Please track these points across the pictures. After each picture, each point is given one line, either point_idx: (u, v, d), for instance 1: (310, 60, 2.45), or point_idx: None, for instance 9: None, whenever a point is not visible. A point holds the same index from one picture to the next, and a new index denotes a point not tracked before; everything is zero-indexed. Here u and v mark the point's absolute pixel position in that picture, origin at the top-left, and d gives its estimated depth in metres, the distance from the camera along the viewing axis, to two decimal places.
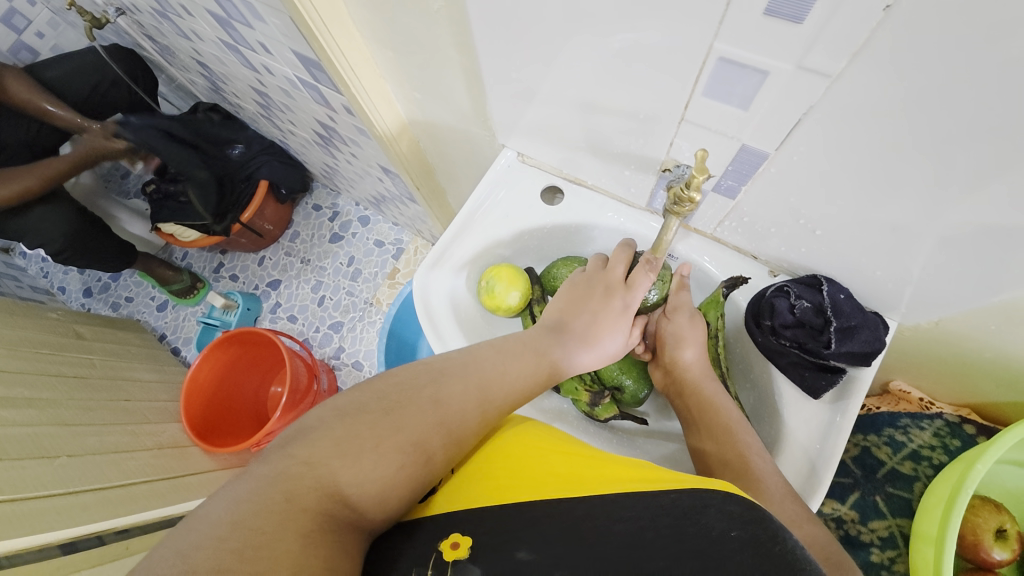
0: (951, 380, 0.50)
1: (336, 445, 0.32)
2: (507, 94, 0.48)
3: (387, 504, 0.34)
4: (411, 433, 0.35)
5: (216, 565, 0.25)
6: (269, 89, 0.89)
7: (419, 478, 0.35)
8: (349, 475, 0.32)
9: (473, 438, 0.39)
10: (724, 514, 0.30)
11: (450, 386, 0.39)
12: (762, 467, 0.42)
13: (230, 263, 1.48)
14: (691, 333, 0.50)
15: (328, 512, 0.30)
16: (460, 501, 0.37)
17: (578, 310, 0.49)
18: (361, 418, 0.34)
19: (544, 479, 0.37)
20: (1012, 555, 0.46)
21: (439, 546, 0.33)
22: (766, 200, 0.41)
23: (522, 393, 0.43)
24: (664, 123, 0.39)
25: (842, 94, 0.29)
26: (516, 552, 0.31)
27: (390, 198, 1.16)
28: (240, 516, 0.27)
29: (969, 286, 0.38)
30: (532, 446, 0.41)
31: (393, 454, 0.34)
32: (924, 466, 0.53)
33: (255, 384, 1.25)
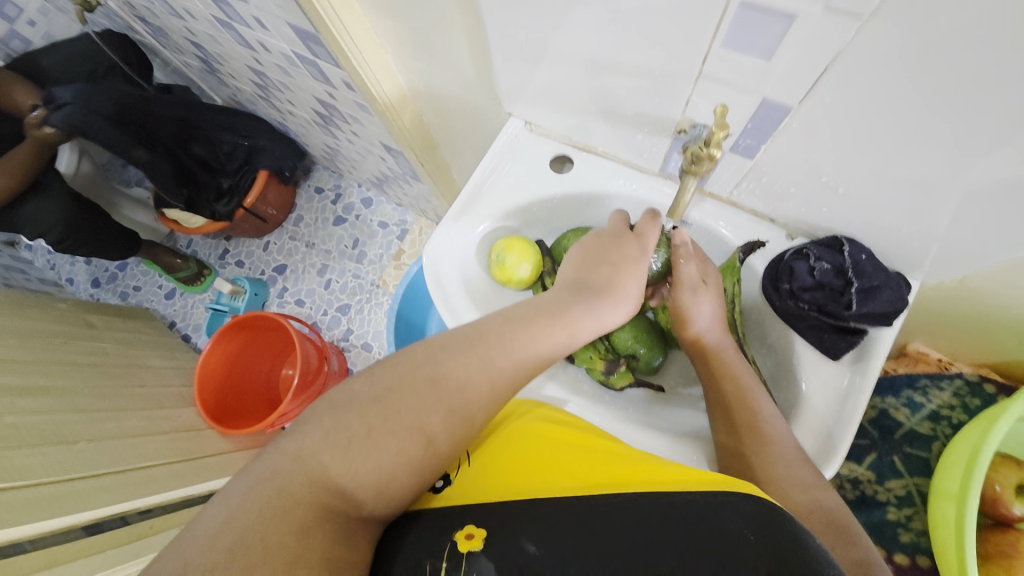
0: (972, 340, 0.49)
1: (327, 438, 0.33)
2: (514, 59, 0.46)
3: (388, 491, 0.34)
4: (407, 417, 0.35)
5: (211, 563, 0.26)
6: (266, 67, 0.87)
7: (417, 463, 0.35)
8: (342, 465, 0.32)
9: (478, 417, 0.39)
10: (742, 515, 0.31)
11: (454, 368, 0.38)
12: (773, 429, 0.42)
13: (235, 248, 1.48)
14: (696, 308, 0.48)
15: (325, 502, 0.31)
16: (469, 495, 0.38)
17: (590, 262, 0.48)
18: (352, 409, 0.34)
19: (558, 478, 0.38)
20: None
21: (454, 536, 0.34)
22: (787, 158, 0.40)
23: (538, 370, 0.43)
24: (681, 80, 0.37)
25: (871, 37, 0.28)
26: (527, 546, 0.32)
27: (393, 177, 1.14)
28: (234, 514, 0.29)
29: (996, 242, 0.37)
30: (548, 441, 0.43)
31: (387, 441, 0.34)
32: (943, 426, 0.53)
33: (265, 368, 1.26)
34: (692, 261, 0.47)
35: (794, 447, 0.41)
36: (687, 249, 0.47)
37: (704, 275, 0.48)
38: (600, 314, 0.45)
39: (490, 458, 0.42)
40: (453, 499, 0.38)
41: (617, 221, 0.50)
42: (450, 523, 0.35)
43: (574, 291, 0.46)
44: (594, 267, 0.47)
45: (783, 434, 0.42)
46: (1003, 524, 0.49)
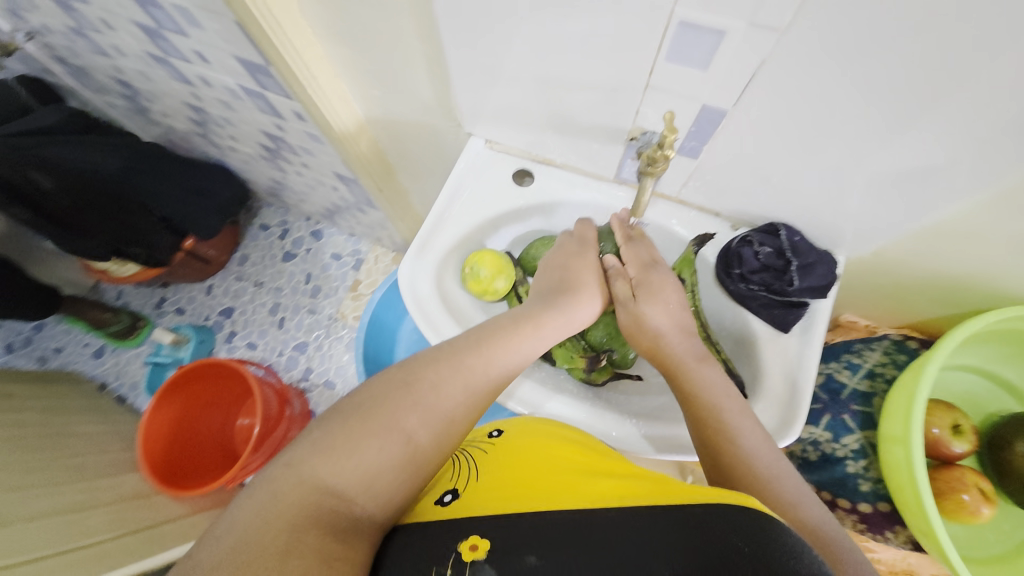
0: (890, 306, 0.56)
1: (314, 445, 0.35)
2: (474, 82, 0.49)
3: (376, 492, 0.35)
4: (387, 418, 0.37)
5: (215, 562, 0.29)
6: (206, 103, 0.85)
7: (401, 461, 0.37)
8: (328, 467, 0.34)
9: (458, 412, 0.41)
10: (736, 526, 0.30)
11: (427, 370, 0.41)
12: (747, 441, 0.40)
13: (173, 295, 1.39)
14: (640, 320, 0.50)
15: (313, 502, 0.33)
16: (465, 506, 0.39)
17: (546, 271, 0.53)
18: (337, 418, 0.37)
19: (561, 488, 0.38)
20: (969, 446, 0.52)
21: (457, 547, 0.34)
22: (727, 156, 0.45)
23: (509, 367, 0.45)
24: (631, 92, 0.42)
25: (788, 46, 0.33)
26: (527, 556, 0.32)
27: (345, 207, 1.14)
28: (235, 519, 0.31)
29: (901, 215, 0.44)
30: (550, 453, 0.43)
31: (368, 442, 0.36)
32: (879, 382, 0.59)
33: (219, 418, 1.18)
34: (620, 279, 0.52)
35: (773, 457, 0.40)
36: (617, 270, 0.53)
37: (635, 291, 0.51)
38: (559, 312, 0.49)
39: (487, 470, 0.44)
40: (450, 511, 0.39)
41: (567, 234, 0.56)
42: (455, 532, 0.36)
43: (538, 297, 0.50)
44: (549, 273, 0.52)
45: (759, 446, 0.40)
46: (947, 462, 0.54)
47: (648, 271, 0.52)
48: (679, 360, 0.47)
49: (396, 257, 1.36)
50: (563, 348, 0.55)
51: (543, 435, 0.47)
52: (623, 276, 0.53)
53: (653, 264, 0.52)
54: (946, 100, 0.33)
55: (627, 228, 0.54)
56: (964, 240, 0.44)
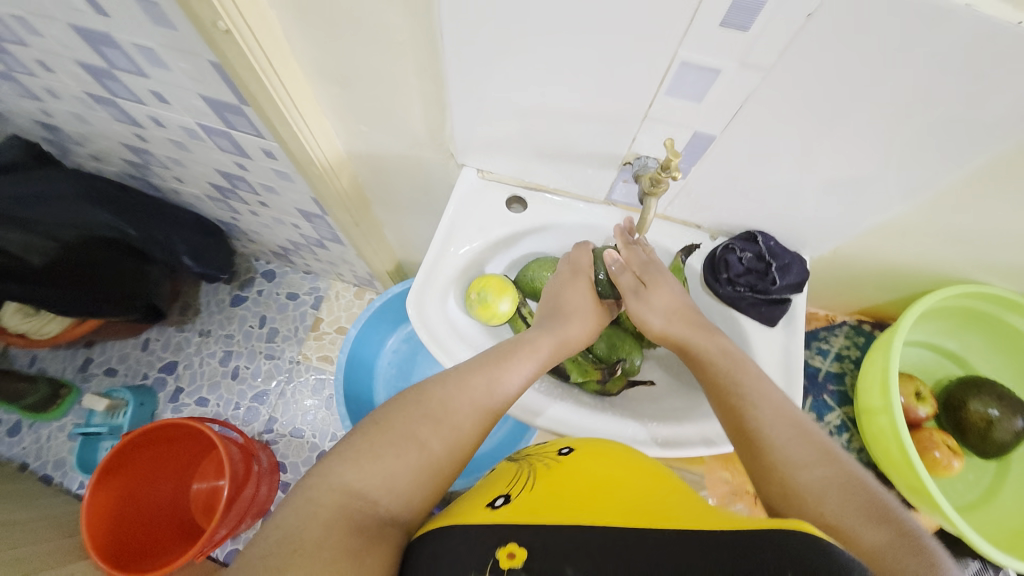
0: (843, 295, 0.65)
1: (342, 458, 0.41)
2: (473, 117, 0.51)
3: (397, 493, 0.41)
4: (402, 431, 0.43)
5: (264, 551, 0.34)
6: (152, 143, 0.80)
7: (417, 467, 0.42)
8: (354, 474, 0.40)
9: (465, 425, 0.46)
10: (779, 548, 0.29)
11: (435, 388, 0.47)
12: (760, 411, 0.44)
13: (101, 355, 1.24)
14: (645, 306, 0.54)
15: (343, 505, 0.38)
16: (514, 513, 0.39)
17: (547, 299, 0.58)
18: (361, 435, 0.43)
19: (621, 510, 0.38)
20: (929, 409, 0.59)
21: (495, 552, 0.35)
22: (711, 175, 0.50)
23: (509, 384, 0.50)
24: (629, 122, 0.46)
25: (771, 83, 0.38)
26: (561, 568, 0.33)
27: (305, 244, 1.09)
28: (278, 519, 0.37)
29: (857, 217, 0.51)
30: (609, 473, 0.44)
31: (387, 450, 0.42)
32: (846, 363, 0.66)
33: (169, 490, 1.05)
34: (624, 271, 0.55)
35: (793, 422, 0.43)
36: (619, 264, 0.56)
37: (641, 276, 0.55)
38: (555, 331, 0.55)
39: (547, 484, 0.43)
40: (498, 516, 0.39)
41: (564, 263, 0.60)
42: (494, 539, 0.36)
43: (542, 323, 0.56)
44: (547, 303, 0.58)
45: (777, 412, 0.44)
46: (915, 427, 0.60)
47: (650, 265, 0.55)
48: (690, 338, 0.51)
49: (359, 291, 1.32)
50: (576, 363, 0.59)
51: (595, 453, 0.47)
52: (627, 270, 0.56)
53: (652, 261, 0.56)
54: (894, 122, 0.40)
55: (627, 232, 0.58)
56: (905, 233, 0.52)
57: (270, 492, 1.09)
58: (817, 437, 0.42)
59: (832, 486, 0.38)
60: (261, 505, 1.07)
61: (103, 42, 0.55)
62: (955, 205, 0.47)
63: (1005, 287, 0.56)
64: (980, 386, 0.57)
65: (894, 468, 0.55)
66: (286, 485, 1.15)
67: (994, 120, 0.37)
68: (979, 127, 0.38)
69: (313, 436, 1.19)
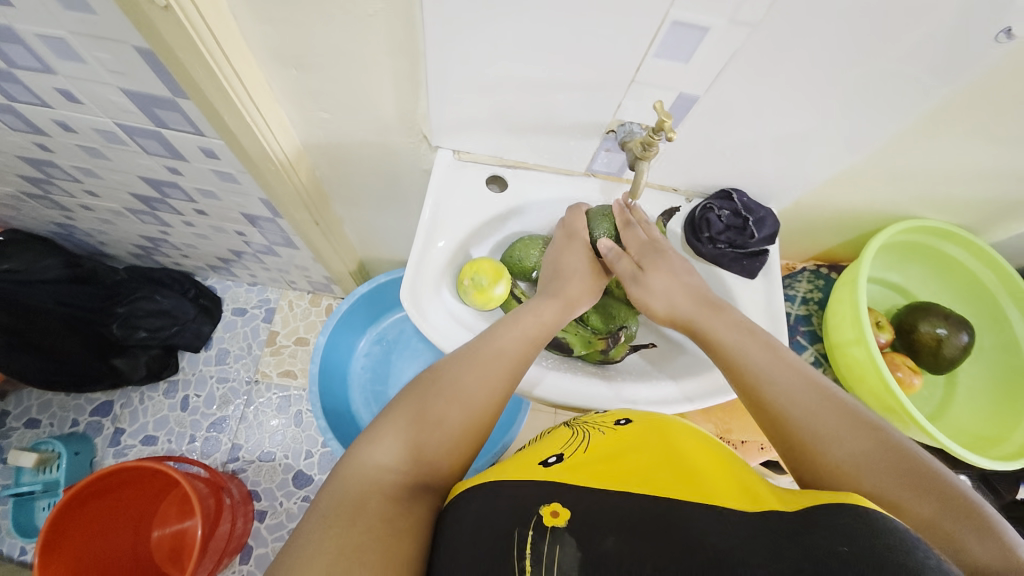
0: (802, 242, 0.71)
1: (372, 436, 0.43)
2: (451, 93, 0.49)
3: (424, 464, 0.43)
4: (423, 407, 0.45)
5: (310, 521, 0.37)
6: (59, 154, 0.69)
7: (438, 440, 0.44)
8: (380, 451, 0.42)
9: (483, 395, 0.47)
10: (845, 536, 0.32)
11: (446, 366, 0.49)
12: (778, 390, 0.45)
13: (18, 408, 1.10)
14: (648, 291, 0.55)
15: (376, 477, 0.40)
16: (568, 476, 0.42)
17: (544, 270, 0.59)
18: (386, 414, 0.45)
19: (670, 484, 0.42)
20: (888, 335, 0.66)
21: (539, 510, 0.37)
22: (692, 136, 0.52)
23: (514, 351, 0.51)
24: (615, 88, 0.46)
25: (756, 38, 0.40)
26: (605, 540, 0.35)
27: (250, 253, 1.00)
28: (320, 494, 0.39)
29: (820, 167, 0.55)
30: (656, 442, 0.48)
31: (407, 424, 0.44)
32: (812, 305, 0.72)
33: (128, 537, 0.95)
34: (621, 258, 0.57)
35: (813, 394, 0.44)
36: (615, 251, 0.57)
37: (640, 262, 0.56)
38: (552, 297, 0.55)
39: (602, 452, 0.46)
40: (552, 477, 0.42)
41: (559, 227, 0.60)
42: (541, 496, 0.39)
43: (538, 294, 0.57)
44: (545, 271, 0.58)
45: (794, 386, 0.45)
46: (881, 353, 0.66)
47: (648, 247, 0.57)
48: (693, 317, 0.52)
49: (314, 297, 1.24)
50: (578, 336, 0.59)
51: (643, 421, 0.52)
52: (624, 256, 0.57)
53: (651, 243, 0.57)
54: (860, 73, 0.43)
55: (626, 213, 0.58)
56: (859, 177, 0.57)
57: (245, 525, 1.02)
58: (842, 404, 0.43)
59: (864, 460, 0.40)
60: (238, 539, 0.99)
61: None
62: (902, 146, 0.52)
63: (941, 220, 0.63)
64: (927, 309, 0.65)
65: (872, 393, 0.61)
66: (262, 513, 1.07)
67: (946, 65, 0.41)
68: (931, 73, 0.42)
69: (285, 456, 1.11)
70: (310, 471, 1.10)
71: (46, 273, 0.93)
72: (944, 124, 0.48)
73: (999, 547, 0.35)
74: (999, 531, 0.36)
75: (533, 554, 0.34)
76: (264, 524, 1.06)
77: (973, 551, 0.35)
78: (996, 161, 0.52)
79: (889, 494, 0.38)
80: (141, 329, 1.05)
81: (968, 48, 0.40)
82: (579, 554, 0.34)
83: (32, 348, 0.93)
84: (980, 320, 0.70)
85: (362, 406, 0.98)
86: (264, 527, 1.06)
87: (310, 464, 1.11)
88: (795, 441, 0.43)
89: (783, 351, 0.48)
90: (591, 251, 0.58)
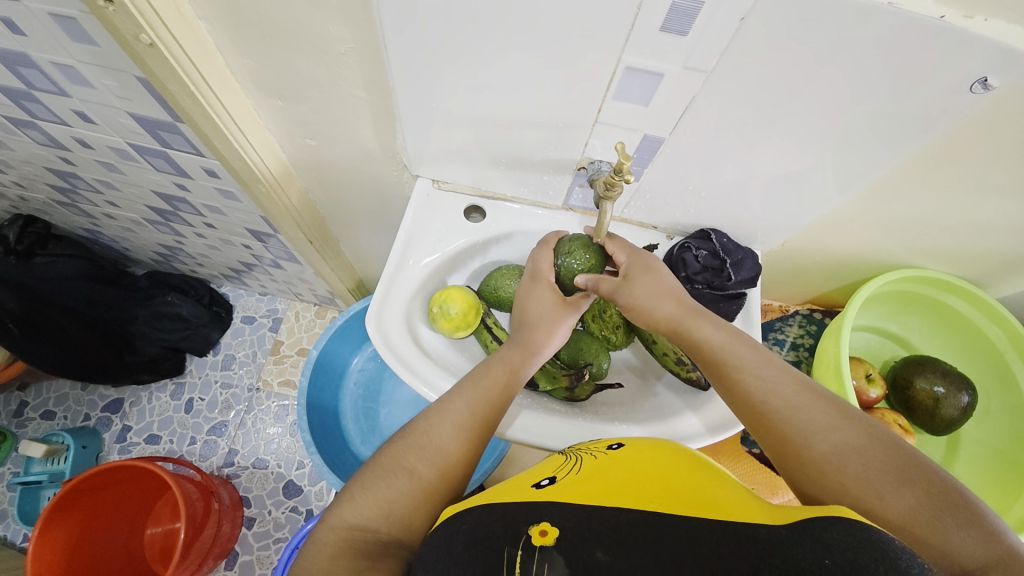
0: (792, 284, 0.69)
1: (344, 498, 0.43)
2: (424, 128, 0.50)
3: (396, 517, 0.42)
4: (391, 463, 0.45)
5: None
6: (81, 166, 0.74)
7: (409, 493, 0.43)
8: (351, 511, 0.42)
9: (451, 447, 0.46)
10: (828, 546, 0.32)
11: (416, 420, 0.48)
12: (763, 387, 0.44)
13: (37, 398, 1.17)
14: (644, 292, 0.50)
15: (345, 538, 0.40)
16: (559, 495, 0.42)
17: (513, 317, 0.58)
18: (358, 472, 0.45)
19: (665, 495, 0.41)
20: (880, 391, 0.62)
21: (528, 530, 0.37)
22: (664, 177, 0.52)
23: (482, 401, 0.49)
24: (580, 128, 0.46)
25: (713, 84, 0.39)
26: (595, 552, 0.35)
27: (257, 265, 1.05)
28: (299, 561, 0.40)
29: (801, 213, 0.54)
30: (646, 461, 0.48)
31: (379, 482, 0.44)
32: (802, 351, 0.71)
33: (123, 534, 0.98)
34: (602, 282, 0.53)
35: (797, 390, 0.43)
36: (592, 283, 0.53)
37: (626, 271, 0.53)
38: (519, 346, 0.54)
39: (595, 471, 0.46)
40: (544, 495, 0.42)
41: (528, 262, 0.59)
42: (535, 516, 0.39)
43: (512, 340, 0.55)
44: (515, 313, 0.57)
45: (779, 382, 0.44)
46: (869, 408, 0.63)
47: (631, 258, 0.53)
48: (681, 322, 0.48)
49: (319, 310, 1.27)
50: (544, 371, 0.59)
51: (641, 445, 0.51)
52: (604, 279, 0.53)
53: (635, 252, 0.54)
54: (832, 122, 0.42)
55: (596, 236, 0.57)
56: (846, 223, 0.55)
57: (232, 530, 1.03)
58: (821, 395, 0.43)
59: (849, 453, 0.40)
60: (223, 544, 1.01)
61: (20, 61, 0.52)
62: (888, 194, 0.50)
63: (941, 270, 0.60)
64: (924, 364, 0.61)
65: None
66: (251, 520, 1.09)
67: (921, 117, 0.40)
68: (903, 121, 0.41)
69: (278, 465, 1.13)
70: (301, 482, 1.12)
71: (66, 274, 0.96)
72: (929, 174, 0.47)
73: (987, 539, 0.35)
74: (986, 518, 0.36)
75: (521, 573, 0.34)
76: (251, 531, 1.08)
77: (959, 547, 0.35)
78: (992, 214, 0.49)
79: (872, 488, 0.38)
80: (153, 333, 1.10)
81: (940, 102, 0.38)
82: (567, 572, 0.33)
83: (48, 340, 1.00)
84: (987, 382, 0.66)
85: (351, 420, 0.99)
86: (251, 534, 1.08)
87: (301, 475, 1.12)
88: (781, 437, 0.42)
89: (763, 347, 0.47)
90: (557, 291, 0.56)
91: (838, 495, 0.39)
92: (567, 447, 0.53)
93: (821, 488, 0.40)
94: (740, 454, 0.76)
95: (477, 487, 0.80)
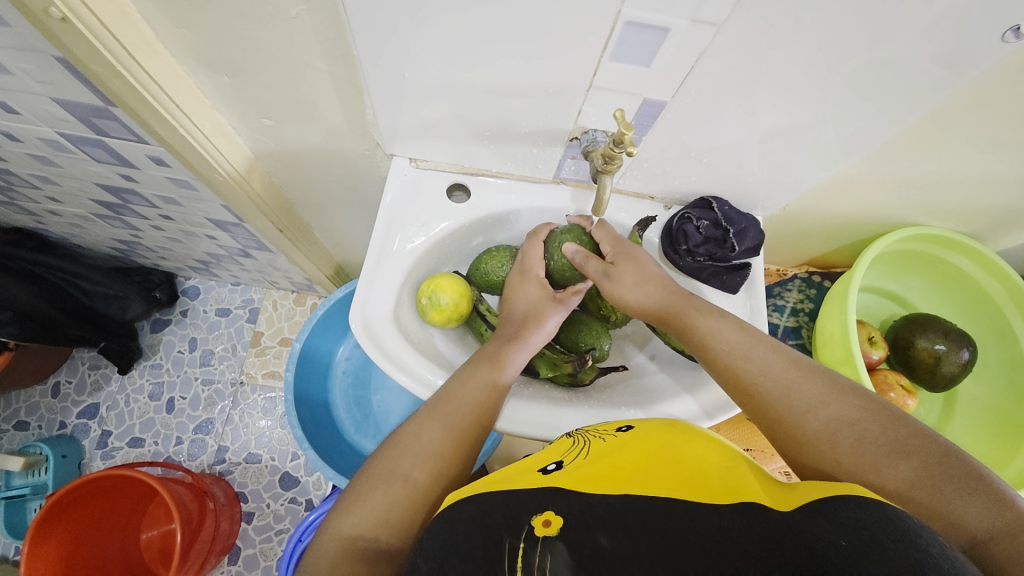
0: (791, 247, 0.67)
1: (341, 509, 0.40)
2: (397, 102, 0.45)
3: (395, 524, 0.39)
4: (385, 468, 0.42)
5: None
6: (12, 161, 0.66)
7: (408, 501, 0.40)
8: (350, 520, 0.39)
9: (443, 446, 0.44)
10: (842, 527, 0.31)
11: (407, 425, 0.46)
12: (753, 367, 0.43)
13: (6, 409, 1.11)
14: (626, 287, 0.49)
15: (343, 550, 0.37)
16: (567, 479, 0.40)
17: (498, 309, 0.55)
18: (352, 482, 0.42)
19: (678, 480, 0.40)
20: (882, 352, 0.62)
21: (530, 520, 0.34)
22: (663, 144, 0.48)
23: (470, 399, 0.47)
24: (572, 94, 0.42)
25: (723, 38, 0.35)
26: (598, 539, 0.33)
27: (226, 255, 0.98)
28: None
29: (807, 176, 0.51)
30: (655, 441, 0.46)
31: (374, 488, 0.41)
32: (801, 317, 0.69)
33: (117, 539, 0.95)
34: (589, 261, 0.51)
35: (786, 367, 0.42)
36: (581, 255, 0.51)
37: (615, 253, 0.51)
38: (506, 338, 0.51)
39: (604, 455, 0.44)
40: (550, 480, 0.40)
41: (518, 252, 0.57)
42: (538, 504, 0.36)
43: (501, 334, 0.52)
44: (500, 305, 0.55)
45: (768, 361, 0.43)
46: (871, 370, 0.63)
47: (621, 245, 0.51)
48: (673, 311, 0.47)
49: (298, 297, 1.21)
50: (545, 360, 0.57)
51: (650, 426, 0.49)
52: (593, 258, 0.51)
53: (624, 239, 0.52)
54: (852, 75, 0.38)
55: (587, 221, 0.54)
56: (851, 183, 0.53)
57: (231, 526, 1.01)
58: (811, 369, 0.42)
59: (842, 428, 0.38)
60: (223, 540, 0.99)
61: None
62: (899, 151, 0.47)
63: (943, 227, 0.59)
64: (926, 324, 0.60)
65: None
66: (249, 514, 1.07)
67: (944, 67, 0.37)
68: (924, 72, 0.37)
69: (272, 458, 1.10)
70: (297, 473, 1.10)
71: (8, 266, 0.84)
72: (943, 128, 0.44)
73: (995, 506, 0.33)
74: (990, 482, 0.34)
75: (522, 566, 0.31)
76: (251, 525, 1.06)
77: (965, 515, 0.33)
78: (1003, 166, 0.47)
79: (869, 462, 0.36)
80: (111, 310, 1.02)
81: (967, 48, 0.35)
82: (570, 563, 0.31)
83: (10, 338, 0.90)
84: (985, 336, 0.66)
85: (343, 411, 0.95)
86: (252, 528, 1.06)
87: (297, 466, 1.10)
88: (775, 417, 0.41)
89: (750, 327, 0.45)
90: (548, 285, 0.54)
91: (835, 473, 0.37)
92: (572, 430, 0.51)
93: (824, 468, 0.38)
94: (740, 419, 0.76)
95: (478, 470, 0.79)
